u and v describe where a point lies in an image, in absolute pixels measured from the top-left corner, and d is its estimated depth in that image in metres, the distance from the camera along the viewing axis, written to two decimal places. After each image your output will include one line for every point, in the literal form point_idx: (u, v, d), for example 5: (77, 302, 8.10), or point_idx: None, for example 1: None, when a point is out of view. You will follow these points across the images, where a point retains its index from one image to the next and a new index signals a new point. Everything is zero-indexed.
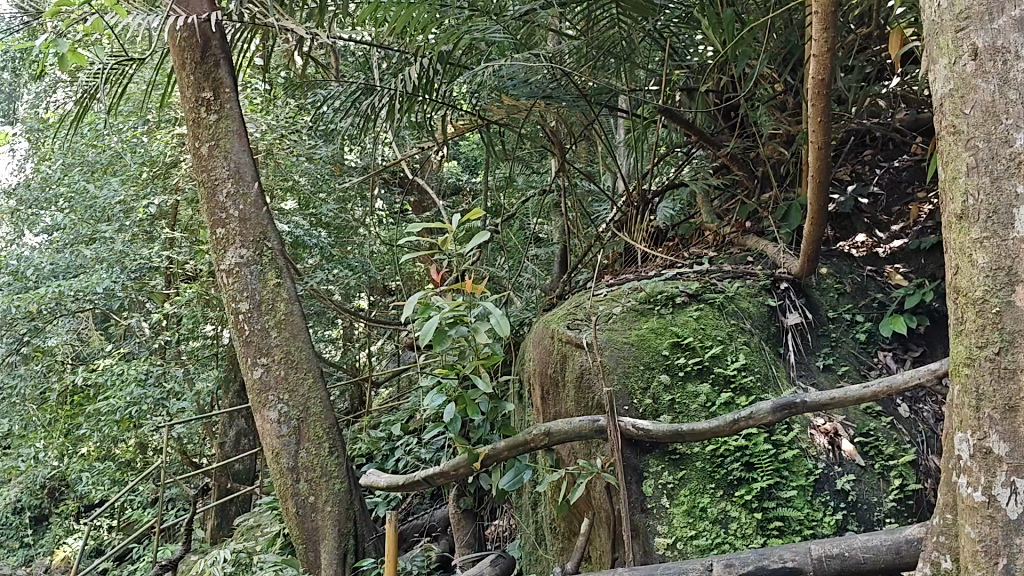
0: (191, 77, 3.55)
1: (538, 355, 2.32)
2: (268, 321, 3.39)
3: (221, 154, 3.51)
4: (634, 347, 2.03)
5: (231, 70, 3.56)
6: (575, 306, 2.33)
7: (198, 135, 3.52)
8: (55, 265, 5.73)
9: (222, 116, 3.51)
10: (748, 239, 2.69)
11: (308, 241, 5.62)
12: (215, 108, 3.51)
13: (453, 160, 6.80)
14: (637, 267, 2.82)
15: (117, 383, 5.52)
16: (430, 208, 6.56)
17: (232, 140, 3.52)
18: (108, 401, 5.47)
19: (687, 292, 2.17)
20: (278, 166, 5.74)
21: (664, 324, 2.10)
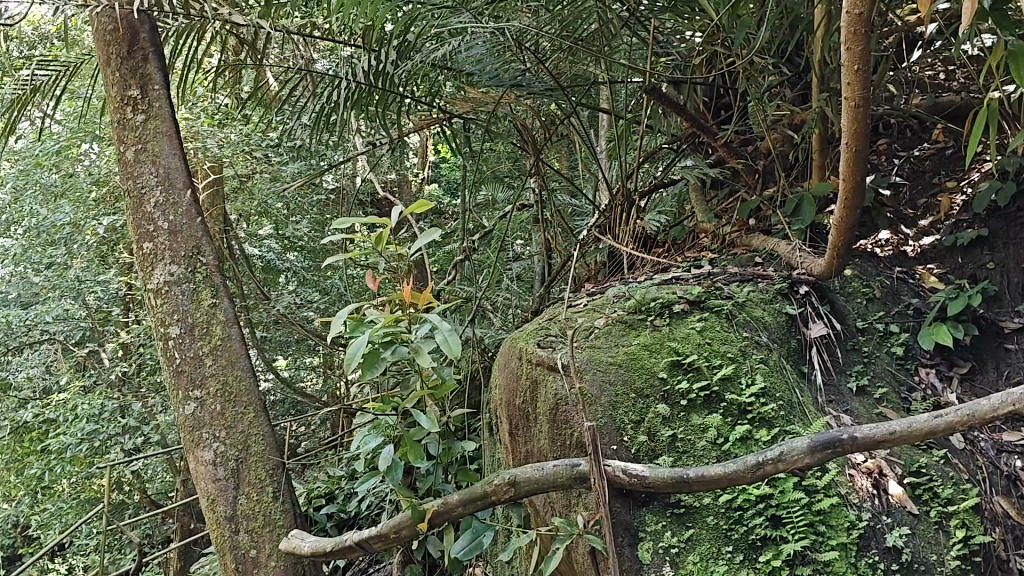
0: (117, 73, 2.91)
1: (504, 380, 1.88)
2: (202, 346, 2.76)
3: (149, 159, 2.86)
4: (623, 370, 1.59)
5: (160, 61, 2.92)
6: (548, 320, 1.89)
7: (121, 138, 2.88)
8: (9, 295, 5.66)
9: (150, 116, 2.86)
10: (755, 238, 2.27)
11: (280, 264, 5.33)
12: (142, 106, 2.87)
13: (434, 183, 6.41)
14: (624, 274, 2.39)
15: (70, 419, 5.09)
16: None
17: (161, 141, 2.88)
18: (60, 438, 5.05)
19: (686, 299, 1.75)
20: (247, 187, 5.35)
21: (660, 339, 1.66)
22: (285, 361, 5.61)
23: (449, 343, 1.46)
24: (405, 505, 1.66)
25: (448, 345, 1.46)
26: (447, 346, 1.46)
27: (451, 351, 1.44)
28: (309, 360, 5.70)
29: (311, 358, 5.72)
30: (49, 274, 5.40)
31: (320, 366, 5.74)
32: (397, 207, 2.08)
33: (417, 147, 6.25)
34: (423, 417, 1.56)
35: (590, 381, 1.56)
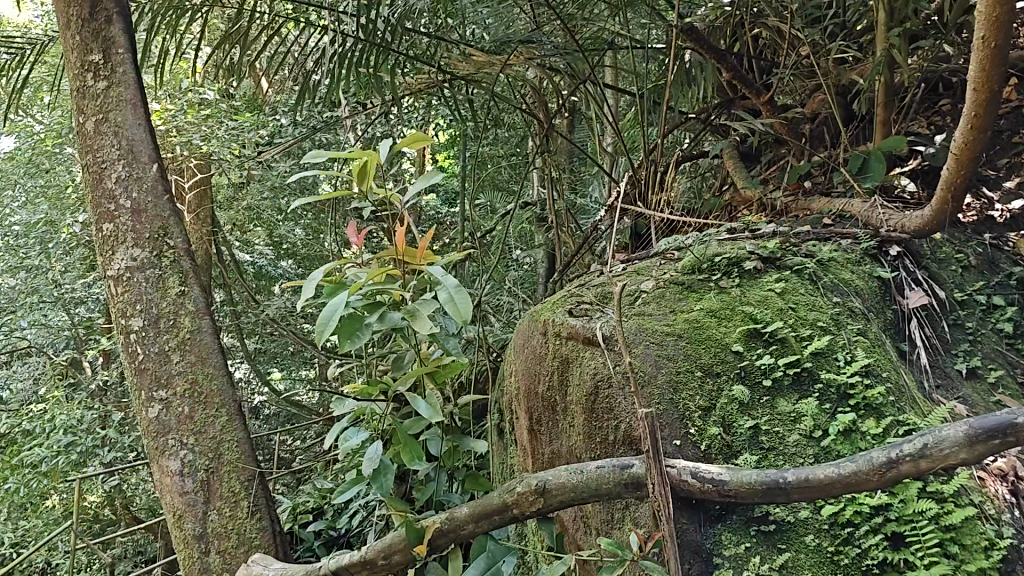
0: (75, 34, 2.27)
1: (522, 363, 1.52)
2: (167, 340, 2.13)
3: (109, 130, 2.20)
4: (684, 347, 1.28)
5: (126, 24, 2.27)
6: (578, 288, 1.54)
7: (79, 109, 2.24)
8: None
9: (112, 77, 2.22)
10: (816, 200, 1.92)
11: (273, 272, 4.95)
12: (104, 73, 2.22)
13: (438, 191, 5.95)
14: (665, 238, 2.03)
15: (47, 430, 4.57)
16: None
17: (125, 111, 2.22)
18: (33, 450, 4.53)
19: (758, 253, 1.47)
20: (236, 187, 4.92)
21: (729, 303, 1.37)
22: (278, 373, 5.16)
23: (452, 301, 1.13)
24: (399, 520, 1.31)
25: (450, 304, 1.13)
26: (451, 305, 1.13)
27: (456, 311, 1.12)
28: (304, 372, 5.24)
29: (306, 370, 5.28)
30: (25, 277, 4.96)
31: (314, 378, 5.27)
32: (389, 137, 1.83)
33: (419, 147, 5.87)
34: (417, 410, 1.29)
35: (643, 357, 1.26)
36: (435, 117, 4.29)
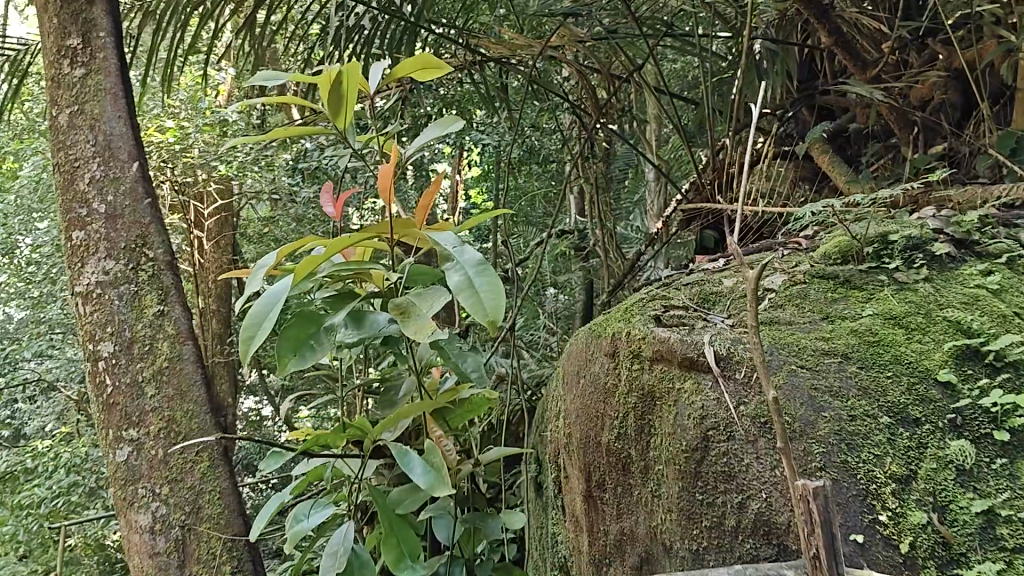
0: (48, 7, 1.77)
1: (587, 393, 1.21)
2: (141, 369, 1.57)
3: (82, 121, 1.66)
4: (854, 379, 0.96)
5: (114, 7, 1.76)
6: (687, 293, 1.24)
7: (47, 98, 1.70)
8: None
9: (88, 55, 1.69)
10: (973, 189, 1.47)
11: None
12: (79, 52, 1.70)
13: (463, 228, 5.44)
14: (760, 240, 1.56)
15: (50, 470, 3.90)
16: None
17: (103, 100, 1.68)
18: (34, 490, 3.83)
19: (946, 231, 1.26)
20: (245, 213, 4.43)
21: (933, 304, 1.10)
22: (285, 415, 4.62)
23: (474, 286, 0.99)
24: None
25: (474, 290, 0.99)
26: (474, 291, 0.99)
27: (483, 299, 0.97)
28: None
29: None
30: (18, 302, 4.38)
31: None
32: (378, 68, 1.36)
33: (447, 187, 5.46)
34: (416, 468, 1.19)
35: (794, 397, 0.93)
36: (467, 135, 3.88)
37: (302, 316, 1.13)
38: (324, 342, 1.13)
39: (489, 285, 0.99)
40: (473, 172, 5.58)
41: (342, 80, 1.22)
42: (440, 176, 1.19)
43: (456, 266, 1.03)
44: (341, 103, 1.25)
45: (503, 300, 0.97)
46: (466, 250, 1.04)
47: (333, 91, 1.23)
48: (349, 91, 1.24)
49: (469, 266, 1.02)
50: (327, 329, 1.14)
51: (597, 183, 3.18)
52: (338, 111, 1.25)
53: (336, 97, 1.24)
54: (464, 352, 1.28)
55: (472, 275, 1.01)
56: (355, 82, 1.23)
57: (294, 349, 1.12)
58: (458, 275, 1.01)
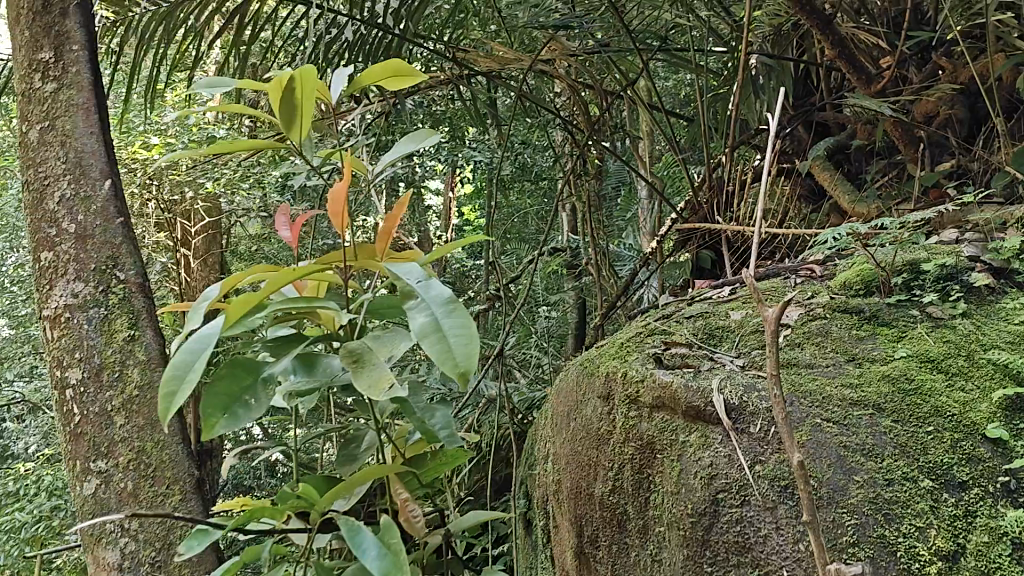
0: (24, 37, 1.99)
1: (582, 438, 1.15)
2: (110, 399, 1.77)
3: (56, 140, 1.92)
4: (889, 436, 0.88)
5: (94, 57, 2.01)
6: (691, 332, 1.18)
7: (24, 114, 1.95)
8: None
9: (68, 84, 1.96)
10: (993, 210, 1.37)
11: None
12: (53, 71, 1.95)
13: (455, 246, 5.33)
14: (767, 265, 1.47)
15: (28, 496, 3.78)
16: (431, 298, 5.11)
17: (74, 117, 1.94)
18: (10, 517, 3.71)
19: (981, 259, 1.18)
20: (230, 232, 4.33)
21: (967, 344, 1.02)
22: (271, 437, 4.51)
23: (442, 328, 0.89)
24: None
25: (443, 332, 0.88)
26: (443, 333, 0.88)
27: (452, 343, 0.87)
28: None
29: None
30: None
31: None
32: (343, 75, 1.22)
33: (439, 203, 5.37)
34: (364, 546, 1.09)
35: (818, 460, 0.85)
36: (457, 151, 3.79)
37: (237, 366, 1.01)
38: (261, 397, 1.00)
39: (458, 326, 0.88)
40: (466, 188, 5.49)
41: (296, 87, 1.09)
42: (403, 199, 1.09)
43: (421, 304, 0.93)
44: (294, 112, 1.12)
45: (475, 344, 0.86)
46: (432, 287, 0.94)
47: (284, 98, 1.10)
48: (303, 99, 1.11)
49: (435, 305, 0.92)
50: (266, 381, 1.01)
51: (590, 201, 3.08)
52: (291, 122, 1.12)
53: (288, 105, 1.10)
54: (431, 407, 1.15)
55: (440, 315, 0.90)
56: (310, 90, 1.10)
57: (225, 409, 0.99)
58: (425, 315, 0.91)
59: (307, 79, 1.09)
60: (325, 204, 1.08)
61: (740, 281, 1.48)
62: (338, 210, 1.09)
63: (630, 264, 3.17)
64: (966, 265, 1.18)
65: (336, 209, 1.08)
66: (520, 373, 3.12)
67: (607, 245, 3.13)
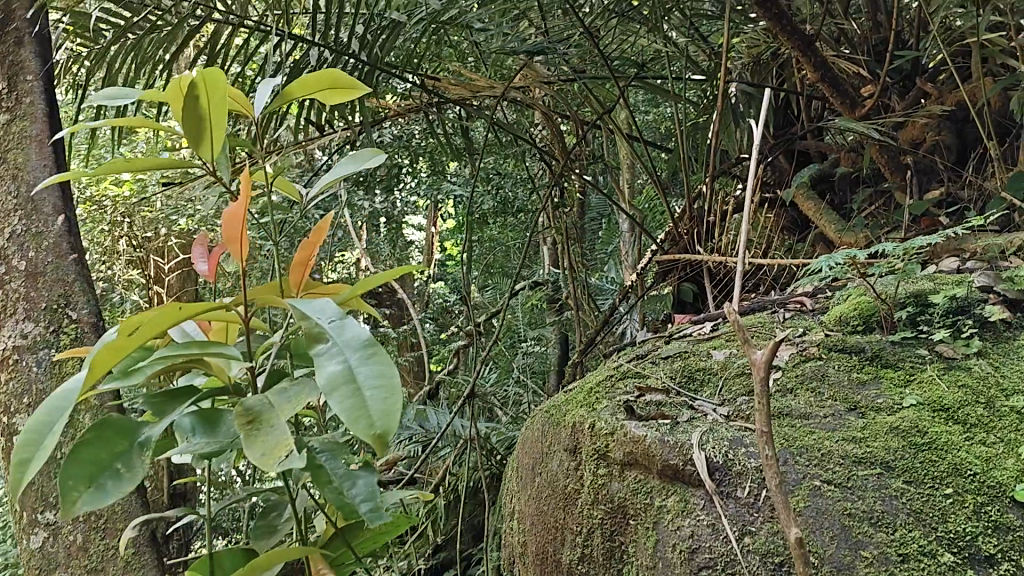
0: None
1: (553, 495, 1.06)
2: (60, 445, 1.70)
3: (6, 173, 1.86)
4: (901, 501, 0.76)
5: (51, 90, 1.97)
6: (670, 376, 1.10)
7: None
8: None
9: (23, 116, 1.91)
10: (991, 239, 1.29)
11: None
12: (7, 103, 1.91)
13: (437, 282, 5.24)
14: (759, 301, 1.38)
15: None
16: (412, 335, 5.01)
17: (26, 149, 1.88)
18: None
19: (994, 290, 1.11)
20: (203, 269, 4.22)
21: (982, 395, 0.92)
22: None
23: (354, 379, 0.63)
24: None
25: (356, 384, 0.63)
26: (356, 387, 0.63)
27: (366, 401, 0.62)
28: None
29: None
30: None
31: None
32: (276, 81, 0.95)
33: (422, 238, 5.29)
34: None
35: (818, 525, 0.75)
36: (436, 185, 3.72)
37: (106, 428, 0.78)
38: (136, 464, 0.78)
39: (376, 378, 0.63)
40: (449, 223, 5.42)
41: (200, 94, 0.77)
42: (326, 222, 0.87)
43: (325, 347, 0.67)
44: (201, 128, 0.79)
45: (399, 403, 0.61)
46: (346, 323, 0.69)
47: (186, 109, 0.77)
48: (213, 109, 0.78)
49: (347, 349, 0.66)
50: (143, 446, 0.79)
51: (570, 235, 2.99)
52: (196, 139, 0.79)
53: (191, 119, 0.77)
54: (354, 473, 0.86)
55: (351, 362, 0.65)
56: (221, 98, 0.78)
57: (88, 482, 0.76)
58: (335, 361, 0.65)
59: (215, 83, 0.76)
60: (220, 230, 0.82)
61: (723, 318, 1.40)
62: (237, 236, 0.82)
63: (611, 298, 3.08)
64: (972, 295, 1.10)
65: (235, 235, 0.82)
66: (499, 412, 3.01)
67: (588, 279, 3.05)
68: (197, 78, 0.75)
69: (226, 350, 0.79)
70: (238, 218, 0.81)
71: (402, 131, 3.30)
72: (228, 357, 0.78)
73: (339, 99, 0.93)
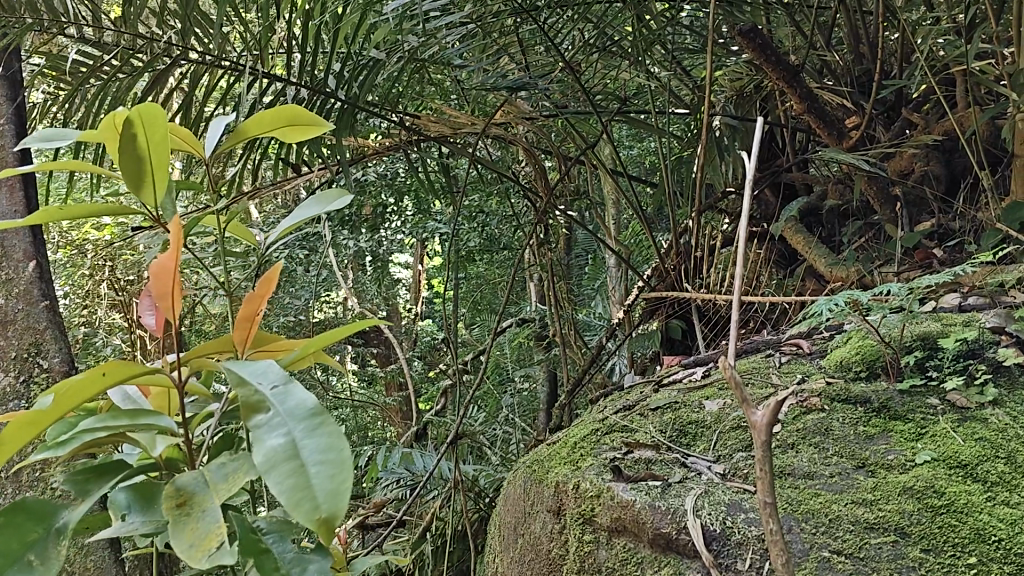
0: None
1: (541, 560, 1.01)
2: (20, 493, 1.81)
3: None
4: (918, 572, 0.71)
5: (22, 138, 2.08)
6: (661, 430, 1.05)
7: None
8: None
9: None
10: (989, 270, 1.25)
11: None
12: None
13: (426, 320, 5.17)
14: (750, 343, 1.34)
15: None
16: (399, 375, 4.94)
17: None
18: None
19: (1008, 330, 1.07)
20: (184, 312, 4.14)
21: (998, 450, 0.86)
22: None
23: (298, 455, 0.52)
24: None
25: (299, 460, 0.52)
26: (299, 464, 0.52)
27: (311, 482, 0.51)
28: None
29: None
30: None
31: None
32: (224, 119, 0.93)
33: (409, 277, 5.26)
34: None
35: None
36: (421, 224, 3.68)
37: (18, 513, 0.66)
38: (52, 556, 0.66)
39: (322, 453, 0.52)
40: (436, 262, 5.39)
41: (137, 132, 0.71)
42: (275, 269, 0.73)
43: (265, 416, 0.55)
44: (141, 170, 0.73)
45: (349, 487, 0.50)
46: (290, 387, 0.58)
47: (122, 149, 0.71)
48: (152, 148, 0.72)
49: (290, 419, 0.55)
50: (60, 534, 0.68)
51: (556, 271, 2.95)
52: (136, 181, 0.73)
53: (129, 160, 0.71)
54: (305, 556, 0.71)
55: (295, 434, 0.54)
56: (160, 135, 0.72)
57: None
58: (277, 433, 0.54)
59: (153, 120, 0.71)
60: (150, 282, 0.71)
61: (717, 361, 1.36)
62: (168, 291, 0.71)
63: (600, 334, 3.03)
64: (981, 337, 1.06)
65: (166, 290, 0.72)
66: (486, 453, 2.93)
67: (575, 317, 3.00)
68: (134, 116, 0.69)
69: (157, 419, 0.70)
70: (168, 269, 0.70)
71: (386, 169, 3.27)
72: (158, 427, 0.69)
73: (297, 136, 0.89)
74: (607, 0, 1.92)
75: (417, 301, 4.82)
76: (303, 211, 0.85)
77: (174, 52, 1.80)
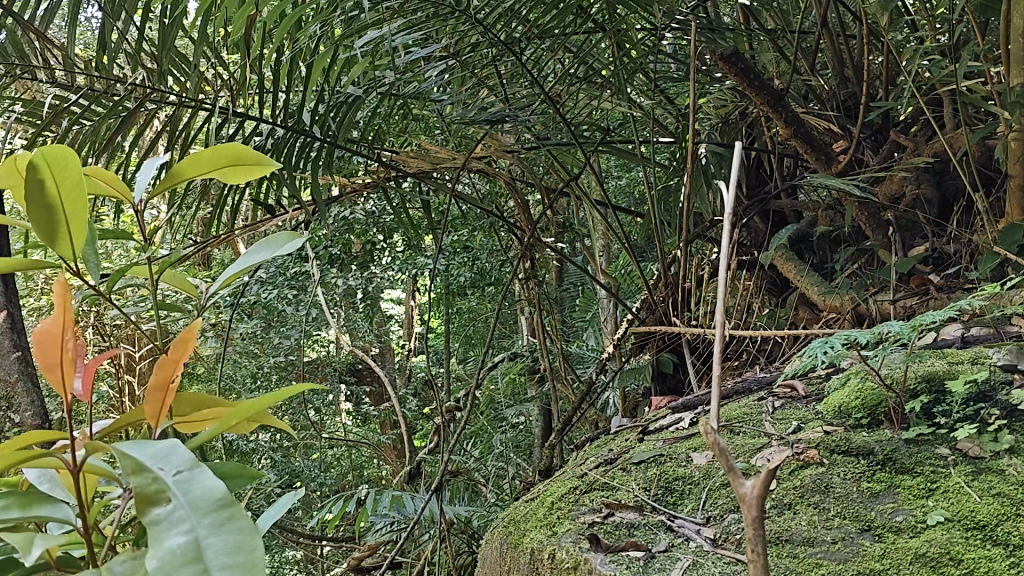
0: None
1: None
2: None
3: None
4: None
5: None
6: (645, 488, 1.00)
7: None
8: None
9: None
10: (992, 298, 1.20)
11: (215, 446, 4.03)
12: None
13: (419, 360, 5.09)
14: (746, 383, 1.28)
15: None
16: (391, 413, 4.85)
17: None
18: None
19: (1020, 369, 1.01)
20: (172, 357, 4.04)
21: (1012, 509, 0.80)
22: None
23: (201, 558, 0.46)
24: None
25: (203, 565, 0.46)
26: (202, 570, 0.46)
27: None
28: None
29: None
30: None
31: None
32: (161, 156, 0.87)
33: (402, 312, 5.20)
34: None
35: None
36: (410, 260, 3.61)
37: None
38: None
39: (229, 555, 0.47)
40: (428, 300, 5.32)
41: (44, 177, 0.65)
42: (194, 329, 0.65)
43: (164, 508, 0.49)
44: (52, 217, 0.68)
45: None
46: (196, 474, 0.52)
47: (28, 196, 0.66)
48: (63, 195, 0.67)
49: (194, 513, 0.49)
50: None
51: (546, 305, 2.89)
52: (47, 230, 0.68)
53: (36, 207, 0.66)
54: None
55: (199, 532, 0.48)
56: (70, 182, 0.67)
57: None
58: (178, 531, 0.48)
59: (61, 164, 0.65)
60: (35, 356, 0.60)
61: (709, 403, 1.30)
62: (60, 365, 0.61)
63: (591, 367, 2.97)
64: (991, 378, 1.01)
65: (57, 363, 0.61)
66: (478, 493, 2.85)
67: (565, 352, 2.93)
68: (38, 160, 0.64)
69: (55, 509, 0.62)
70: (55, 336, 0.60)
71: (374, 207, 3.20)
72: (55, 519, 0.61)
73: (236, 178, 0.84)
74: (590, 28, 1.88)
75: (409, 339, 4.75)
76: (244, 257, 0.79)
77: (145, 92, 1.75)
